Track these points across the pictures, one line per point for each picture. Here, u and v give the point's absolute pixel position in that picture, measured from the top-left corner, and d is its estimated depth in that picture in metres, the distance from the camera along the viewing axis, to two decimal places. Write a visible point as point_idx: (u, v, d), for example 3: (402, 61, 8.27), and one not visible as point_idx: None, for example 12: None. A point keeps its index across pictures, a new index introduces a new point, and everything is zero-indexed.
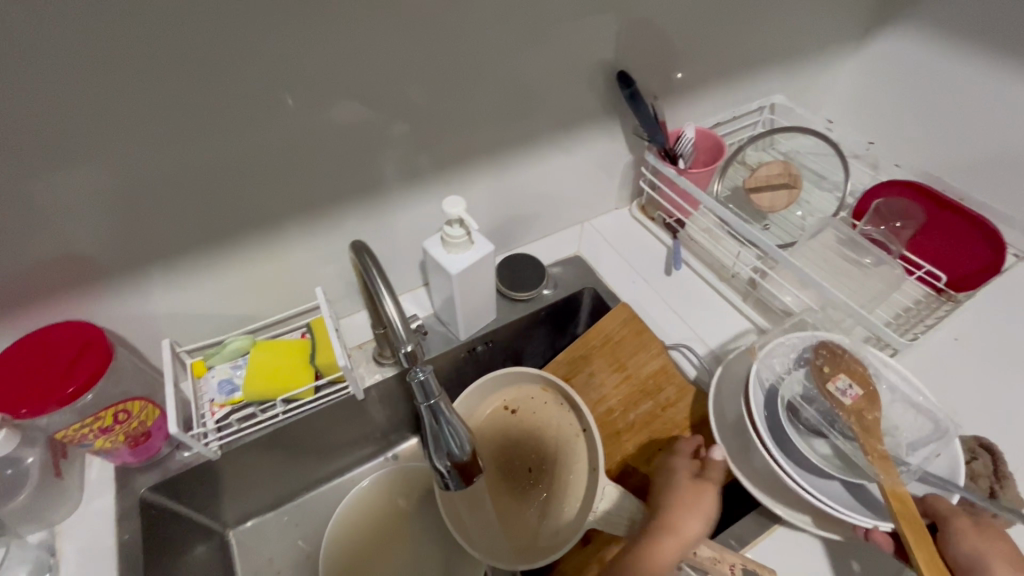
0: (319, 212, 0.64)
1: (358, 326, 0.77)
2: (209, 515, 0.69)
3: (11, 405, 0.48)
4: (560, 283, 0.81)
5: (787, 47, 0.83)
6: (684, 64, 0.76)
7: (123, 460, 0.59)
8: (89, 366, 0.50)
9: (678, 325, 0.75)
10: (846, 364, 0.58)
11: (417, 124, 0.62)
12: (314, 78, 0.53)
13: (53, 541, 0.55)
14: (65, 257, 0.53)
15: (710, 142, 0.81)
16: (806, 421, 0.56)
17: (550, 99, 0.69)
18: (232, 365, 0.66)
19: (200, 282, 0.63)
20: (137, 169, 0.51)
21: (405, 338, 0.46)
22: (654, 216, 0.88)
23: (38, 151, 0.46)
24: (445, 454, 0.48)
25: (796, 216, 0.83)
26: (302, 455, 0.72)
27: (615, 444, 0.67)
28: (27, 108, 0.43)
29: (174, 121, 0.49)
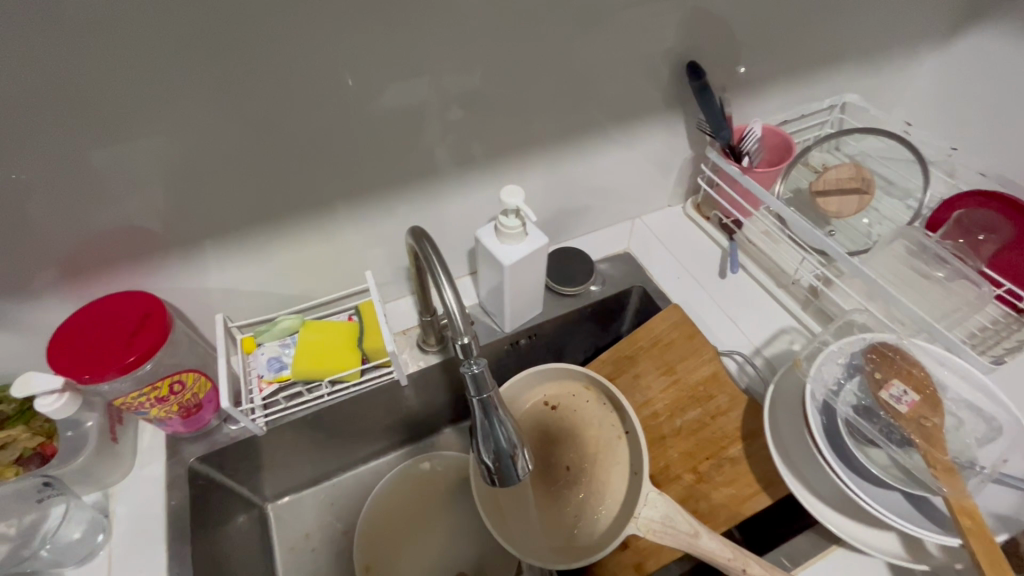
0: (372, 195, 0.64)
1: (403, 311, 0.77)
2: (251, 487, 0.70)
3: (74, 371, 0.49)
4: (608, 280, 0.79)
5: (865, 43, 0.78)
6: (753, 57, 0.72)
7: (174, 430, 0.60)
8: (149, 336, 0.51)
9: (730, 330, 0.72)
10: (901, 368, 0.55)
11: (476, 110, 0.61)
12: (376, 59, 0.52)
13: (106, 502, 0.57)
14: (129, 227, 0.54)
15: (778, 141, 0.77)
16: (863, 429, 0.52)
17: (610, 89, 0.66)
18: (281, 343, 0.66)
19: (254, 260, 0.63)
20: (203, 143, 0.51)
21: (463, 330, 0.45)
22: (709, 216, 0.84)
23: (112, 122, 0.46)
24: (493, 448, 0.47)
25: (863, 223, 0.78)
26: (343, 436, 0.73)
27: (659, 449, 0.65)
28: (103, 77, 0.44)
29: (240, 97, 0.49)
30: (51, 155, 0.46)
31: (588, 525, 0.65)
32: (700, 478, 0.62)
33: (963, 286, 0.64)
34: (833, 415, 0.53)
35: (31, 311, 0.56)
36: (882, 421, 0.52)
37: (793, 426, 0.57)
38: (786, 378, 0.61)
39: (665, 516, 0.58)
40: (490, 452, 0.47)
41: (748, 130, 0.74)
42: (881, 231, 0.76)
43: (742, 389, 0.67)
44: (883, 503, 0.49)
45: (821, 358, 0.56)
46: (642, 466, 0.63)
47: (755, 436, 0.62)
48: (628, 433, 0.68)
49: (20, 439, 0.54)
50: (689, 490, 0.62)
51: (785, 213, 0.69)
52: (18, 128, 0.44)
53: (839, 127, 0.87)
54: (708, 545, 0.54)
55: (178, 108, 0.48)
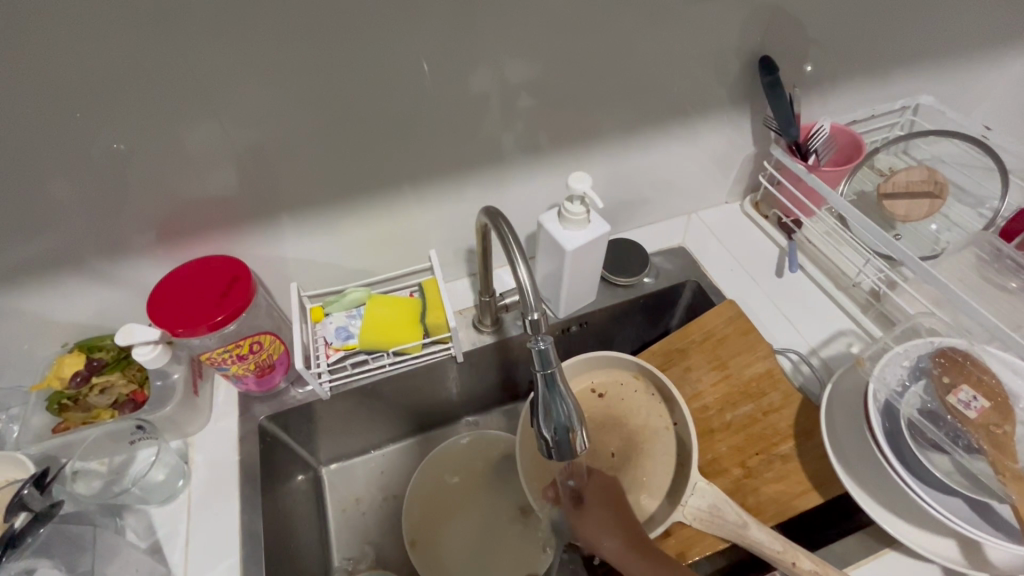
0: (439, 177, 0.66)
1: (460, 292, 0.79)
2: (310, 449, 0.74)
3: (170, 324, 0.53)
4: (661, 273, 0.79)
5: (946, 43, 0.75)
6: (826, 54, 0.71)
7: (247, 388, 0.65)
8: (236, 299, 0.55)
9: (785, 329, 0.72)
10: (971, 374, 0.53)
11: (545, 98, 0.62)
12: (455, 44, 0.54)
13: (187, 450, 0.62)
14: (220, 195, 0.58)
15: (848, 140, 0.76)
16: (928, 432, 0.51)
17: (678, 82, 0.67)
18: (348, 314, 0.69)
19: (326, 233, 0.67)
20: (292, 119, 0.54)
21: (534, 307, 0.47)
22: (767, 215, 0.84)
23: (215, 95, 0.50)
24: (553, 425, 0.48)
25: (930, 229, 0.76)
26: (396, 408, 0.76)
27: (708, 442, 0.65)
28: (212, 53, 0.47)
29: (330, 76, 0.52)
30: (159, 124, 0.50)
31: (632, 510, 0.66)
32: (748, 472, 0.62)
33: None
34: (896, 417, 0.53)
35: (129, 269, 0.61)
36: (949, 426, 0.51)
37: (850, 426, 0.57)
38: (845, 379, 0.60)
39: (711, 505, 0.59)
40: (550, 428, 0.48)
41: (816, 128, 0.73)
42: (950, 238, 0.74)
43: (797, 388, 0.67)
44: (946, 507, 0.49)
45: (884, 360, 0.55)
46: (691, 457, 0.63)
47: (809, 435, 0.62)
48: (677, 425, 0.69)
49: (117, 384, 0.59)
50: (737, 483, 0.62)
51: (851, 214, 0.68)
52: (135, 98, 0.48)
53: (910, 130, 0.84)
54: (758, 535, 0.55)
55: (273, 84, 0.51)
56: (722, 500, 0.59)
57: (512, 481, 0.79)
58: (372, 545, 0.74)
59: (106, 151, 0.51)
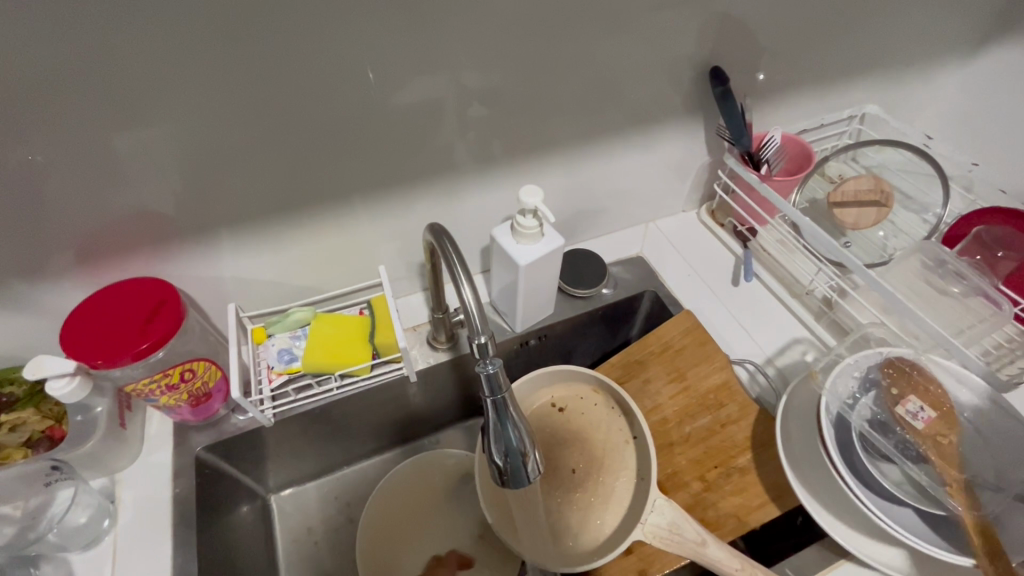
0: (387, 189, 0.63)
1: (415, 307, 0.76)
2: (255, 478, 0.70)
3: (87, 356, 0.49)
4: (620, 284, 0.78)
5: (889, 54, 0.77)
6: (775, 64, 0.72)
7: (182, 418, 0.60)
8: (162, 324, 0.51)
9: (742, 338, 0.72)
10: (918, 384, 0.54)
11: (495, 108, 0.60)
12: (396, 53, 0.51)
13: (113, 488, 0.57)
14: (143, 212, 0.54)
15: (798, 150, 0.76)
16: (875, 442, 0.52)
17: (631, 92, 0.66)
18: (292, 335, 0.65)
19: (267, 250, 0.63)
20: (222, 130, 0.51)
21: (480, 329, 0.45)
22: (723, 223, 0.84)
23: (132, 106, 0.46)
24: (503, 448, 0.46)
25: (879, 236, 0.77)
26: (349, 429, 0.73)
27: (668, 456, 0.64)
28: (125, 60, 0.43)
29: (262, 86, 0.49)
30: (68, 137, 0.46)
31: (592, 527, 0.64)
32: (707, 486, 0.61)
33: (982, 304, 0.63)
34: (847, 428, 0.53)
35: (43, 292, 0.56)
36: (898, 437, 0.52)
37: (805, 438, 0.57)
38: (799, 390, 0.60)
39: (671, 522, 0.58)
40: (500, 451, 0.46)
41: (769, 137, 0.74)
42: (897, 245, 0.76)
43: (754, 398, 0.67)
44: (899, 521, 0.49)
45: (836, 371, 0.56)
46: (650, 472, 0.62)
47: (764, 446, 0.62)
48: (636, 439, 0.68)
49: (30, 421, 0.55)
50: (696, 497, 0.61)
51: (802, 223, 0.68)
52: (37, 108, 0.43)
53: (857, 138, 0.86)
54: (715, 553, 0.54)
55: (196, 93, 0.47)
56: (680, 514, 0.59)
57: (472, 501, 0.77)
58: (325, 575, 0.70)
59: (6, 167, 0.46)
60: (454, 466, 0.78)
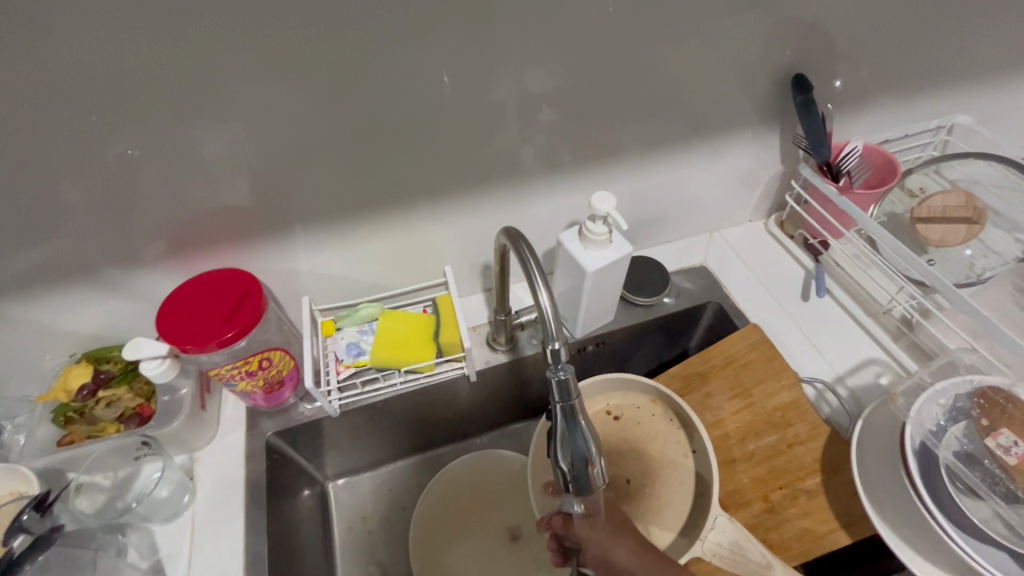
0: (455, 192, 0.64)
1: (475, 308, 0.77)
2: (316, 465, 0.72)
3: (179, 340, 0.52)
4: (682, 294, 0.77)
5: (983, 63, 0.73)
6: (858, 71, 0.69)
7: (255, 403, 0.63)
8: (247, 314, 0.54)
9: (811, 355, 0.69)
10: (1015, 417, 0.50)
11: (566, 112, 0.60)
12: (474, 58, 0.52)
13: (192, 465, 0.61)
14: (229, 205, 0.57)
15: (883, 160, 0.72)
16: (963, 476, 0.49)
17: (704, 99, 0.64)
18: (359, 329, 0.67)
19: (339, 246, 0.65)
20: (306, 129, 0.53)
21: (555, 335, 0.45)
22: (792, 234, 0.81)
23: (230, 107, 0.49)
24: (571, 456, 0.45)
25: (965, 255, 0.71)
26: (405, 424, 0.75)
27: (729, 473, 0.63)
28: (226, 61, 0.46)
29: (346, 89, 0.51)
30: (169, 132, 0.49)
31: (649, 538, 0.64)
32: (770, 507, 0.59)
33: None
34: (933, 461, 0.50)
35: (137, 278, 0.60)
36: (984, 469, 0.49)
37: (881, 464, 0.54)
38: (876, 414, 0.57)
39: (732, 541, 0.57)
40: (567, 458, 0.45)
41: (849, 147, 0.71)
42: (986, 265, 0.70)
43: (824, 419, 0.64)
44: (986, 559, 0.46)
45: (920, 398, 0.53)
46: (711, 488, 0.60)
47: (837, 470, 0.59)
48: (695, 452, 0.66)
49: (124, 398, 0.59)
50: (758, 518, 0.59)
51: (882, 238, 0.65)
52: (145, 104, 0.47)
53: (943, 151, 0.81)
54: None
55: (287, 96, 0.50)
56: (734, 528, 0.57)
57: (520, 503, 0.76)
58: (378, 565, 0.72)
59: (113, 161, 0.49)
60: (499, 465, 0.79)
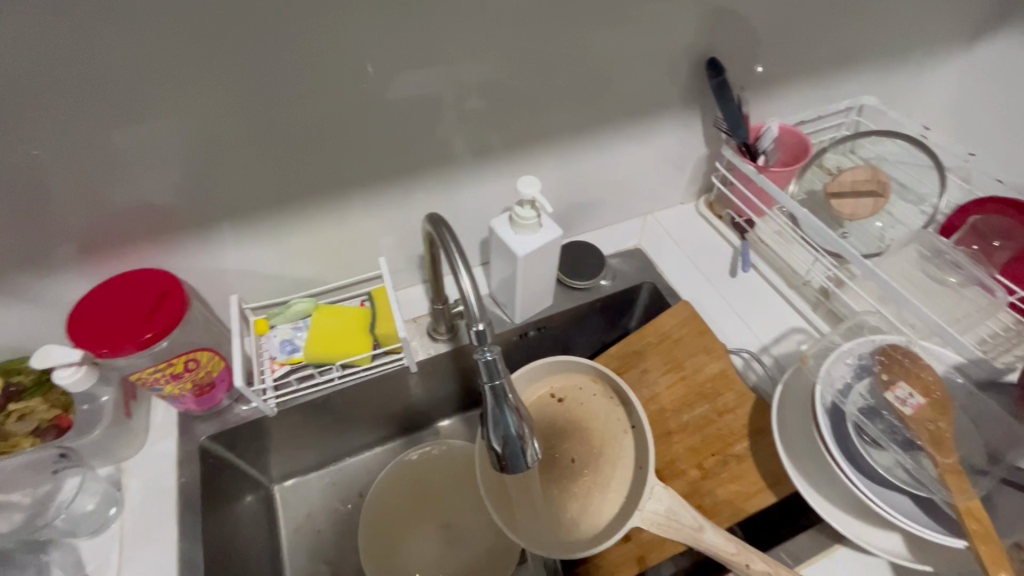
0: (386, 182, 0.64)
1: (415, 299, 0.77)
2: (258, 467, 0.71)
3: (93, 345, 0.50)
4: (618, 275, 0.79)
5: (885, 47, 0.78)
6: (772, 56, 0.72)
7: (186, 408, 0.62)
8: (166, 315, 0.52)
9: (739, 328, 0.73)
10: (910, 371, 0.55)
11: (492, 101, 0.61)
12: (393, 47, 0.52)
13: (119, 476, 0.58)
14: (144, 204, 0.55)
15: (795, 141, 0.77)
16: (868, 429, 0.53)
17: (628, 85, 0.66)
18: (294, 326, 0.66)
19: (268, 242, 0.64)
20: (222, 123, 0.51)
21: (478, 316, 0.45)
22: (721, 215, 0.85)
23: (134, 103, 0.47)
24: (501, 435, 0.46)
25: (875, 227, 0.77)
26: (350, 420, 0.74)
27: (665, 444, 0.65)
28: (124, 53, 0.44)
29: (261, 82, 0.50)
30: (71, 131, 0.47)
31: (591, 515, 0.64)
32: (704, 474, 0.62)
33: (979, 293, 0.62)
34: (841, 418, 0.54)
35: (48, 285, 0.57)
36: (886, 421, 0.53)
37: (800, 425, 0.58)
38: (795, 379, 0.61)
39: (667, 509, 0.59)
40: (499, 438, 0.47)
41: (765, 129, 0.75)
42: (894, 235, 0.76)
43: (751, 386, 0.68)
44: (889, 502, 0.50)
45: (829, 360, 0.57)
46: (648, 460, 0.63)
47: (762, 434, 0.63)
48: (634, 428, 0.68)
49: (38, 411, 0.55)
50: (694, 485, 0.62)
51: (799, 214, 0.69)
52: (38, 101, 0.44)
53: (855, 130, 0.86)
54: (711, 539, 0.55)
55: (197, 90, 0.48)
56: (669, 496, 0.59)
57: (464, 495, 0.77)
58: (329, 563, 0.71)
59: (9, 162, 0.47)
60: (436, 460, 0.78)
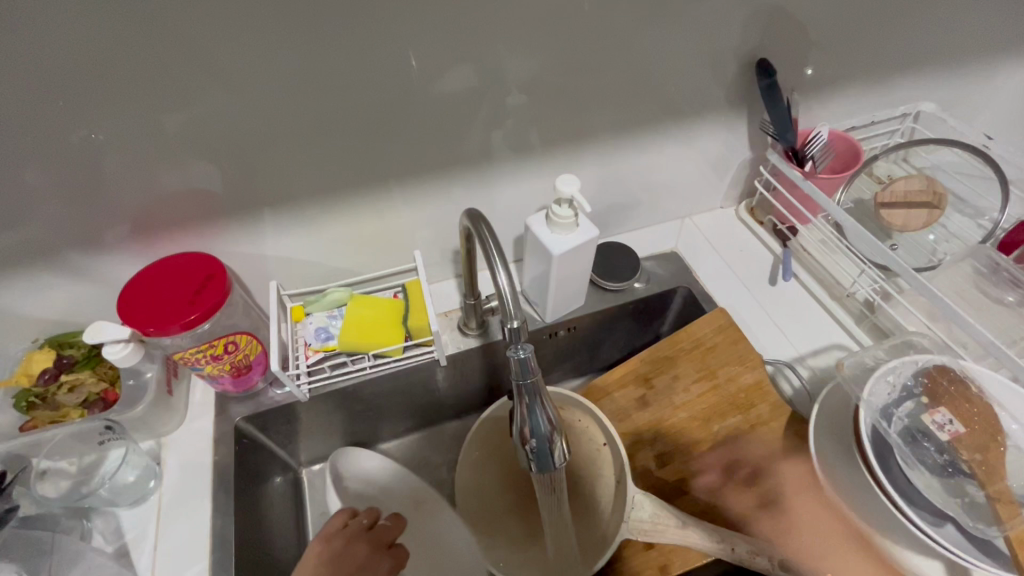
0: (424, 175, 0.64)
1: (448, 293, 0.78)
2: (288, 451, 0.72)
3: (140, 323, 0.52)
4: (653, 278, 0.78)
5: (948, 51, 0.74)
6: (825, 58, 0.69)
7: (224, 388, 0.63)
8: (210, 296, 0.54)
9: (776, 338, 0.71)
10: (955, 397, 0.53)
11: (533, 98, 0.60)
12: (437, 41, 0.52)
13: (159, 451, 0.61)
14: (193, 190, 0.56)
15: (846, 147, 0.74)
16: (915, 458, 0.50)
17: (672, 85, 0.65)
18: (329, 314, 0.67)
19: (308, 230, 0.65)
20: (268, 112, 0.52)
21: (514, 314, 0.45)
22: (763, 221, 0.83)
23: (186, 91, 0.48)
24: (530, 432, 0.46)
25: (927, 240, 0.74)
26: (379, 409, 0.75)
27: (695, 453, 0.63)
28: (178, 42, 0.45)
29: (308, 72, 0.50)
30: (128, 117, 0.48)
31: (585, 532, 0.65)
32: (733, 486, 0.60)
33: None
34: (886, 443, 0.51)
35: (101, 262, 0.59)
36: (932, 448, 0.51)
37: (838, 442, 0.56)
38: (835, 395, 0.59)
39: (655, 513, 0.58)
40: (527, 434, 0.47)
41: (814, 133, 0.72)
42: (948, 250, 0.72)
43: (787, 399, 0.66)
44: (942, 534, 0.47)
45: (872, 378, 0.54)
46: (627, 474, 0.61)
47: (797, 449, 0.61)
48: (607, 444, 0.65)
49: (87, 383, 0.58)
50: (721, 498, 0.60)
51: (846, 223, 0.66)
52: (98, 87, 0.46)
53: (909, 138, 0.83)
54: (696, 534, 0.56)
55: (247, 79, 0.49)
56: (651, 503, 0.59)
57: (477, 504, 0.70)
58: None
59: (70, 145, 0.49)
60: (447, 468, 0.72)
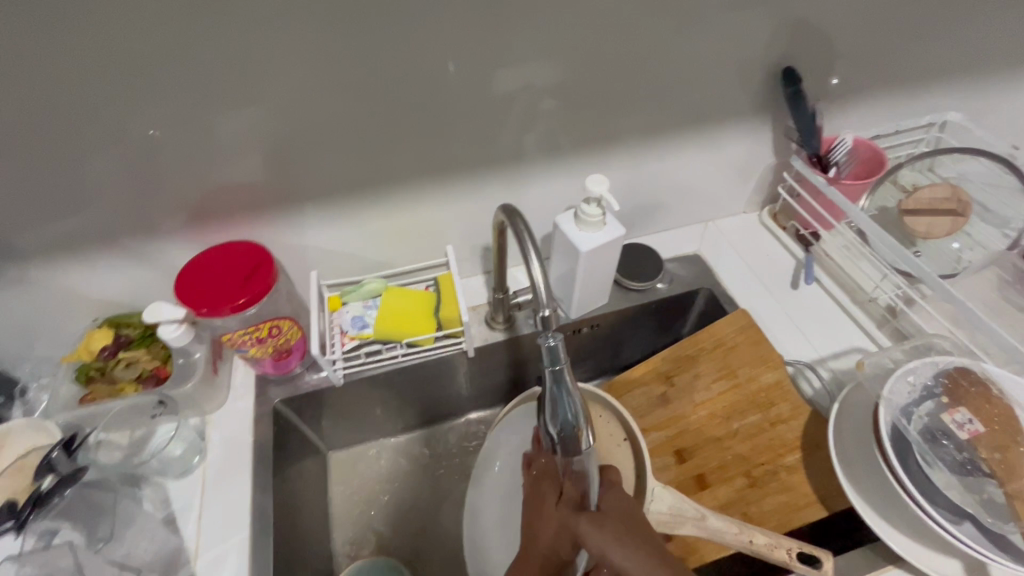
0: (458, 174, 0.67)
1: (476, 288, 0.81)
2: (320, 434, 0.76)
3: (194, 302, 0.57)
4: (675, 280, 0.79)
5: (976, 61, 0.74)
6: (850, 67, 0.71)
7: (264, 370, 0.67)
8: (257, 283, 0.57)
9: (797, 340, 0.72)
10: (975, 398, 0.54)
11: (564, 102, 0.63)
12: (476, 48, 0.55)
13: (204, 427, 0.64)
14: (244, 182, 0.60)
15: (870, 154, 0.75)
16: (934, 455, 0.51)
17: (698, 91, 0.67)
18: (365, 304, 0.71)
19: (347, 224, 0.69)
20: (316, 111, 0.56)
21: (545, 305, 0.48)
22: (786, 226, 0.84)
23: (244, 91, 0.52)
24: (559, 422, 0.48)
25: (952, 248, 0.74)
26: (407, 398, 0.78)
27: (716, 449, 0.65)
28: (240, 46, 0.49)
29: (355, 74, 0.54)
30: (192, 114, 0.53)
31: None
32: (753, 482, 0.62)
33: None
34: (905, 440, 0.52)
35: (158, 249, 0.63)
36: (951, 447, 0.52)
37: (856, 440, 0.57)
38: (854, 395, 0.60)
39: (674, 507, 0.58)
40: (555, 424, 0.49)
41: (838, 141, 0.74)
42: (972, 258, 0.72)
43: (807, 399, 0.68)
44: (959, 530, 0.48)
45: (892, 377, 0.55)
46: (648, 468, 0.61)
47: (817, 448, 0.62)
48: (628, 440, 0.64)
49: (142, 360, 0.62)
50: (740, 492, 0.62)
51: (869, 228, 0.67)
52: (167, 87, 0.50)
53: (935, 147, 0.82)
54: (715, 523, 0.55)
55: (299, 80, 0.53)
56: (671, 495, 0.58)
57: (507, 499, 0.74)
58: (376, 532, 0.75)
59: (139, 139, 0.53)
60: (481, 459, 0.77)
